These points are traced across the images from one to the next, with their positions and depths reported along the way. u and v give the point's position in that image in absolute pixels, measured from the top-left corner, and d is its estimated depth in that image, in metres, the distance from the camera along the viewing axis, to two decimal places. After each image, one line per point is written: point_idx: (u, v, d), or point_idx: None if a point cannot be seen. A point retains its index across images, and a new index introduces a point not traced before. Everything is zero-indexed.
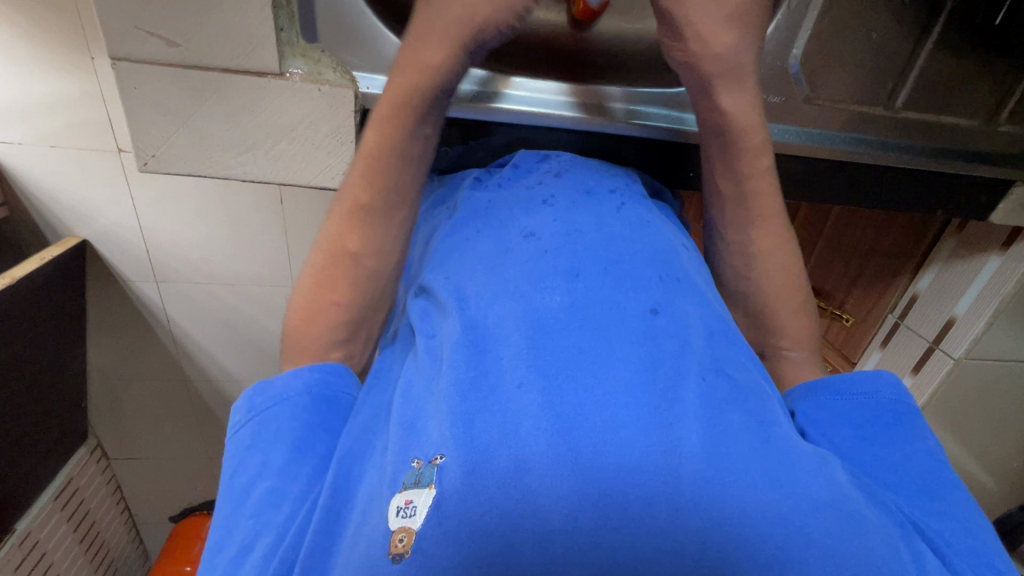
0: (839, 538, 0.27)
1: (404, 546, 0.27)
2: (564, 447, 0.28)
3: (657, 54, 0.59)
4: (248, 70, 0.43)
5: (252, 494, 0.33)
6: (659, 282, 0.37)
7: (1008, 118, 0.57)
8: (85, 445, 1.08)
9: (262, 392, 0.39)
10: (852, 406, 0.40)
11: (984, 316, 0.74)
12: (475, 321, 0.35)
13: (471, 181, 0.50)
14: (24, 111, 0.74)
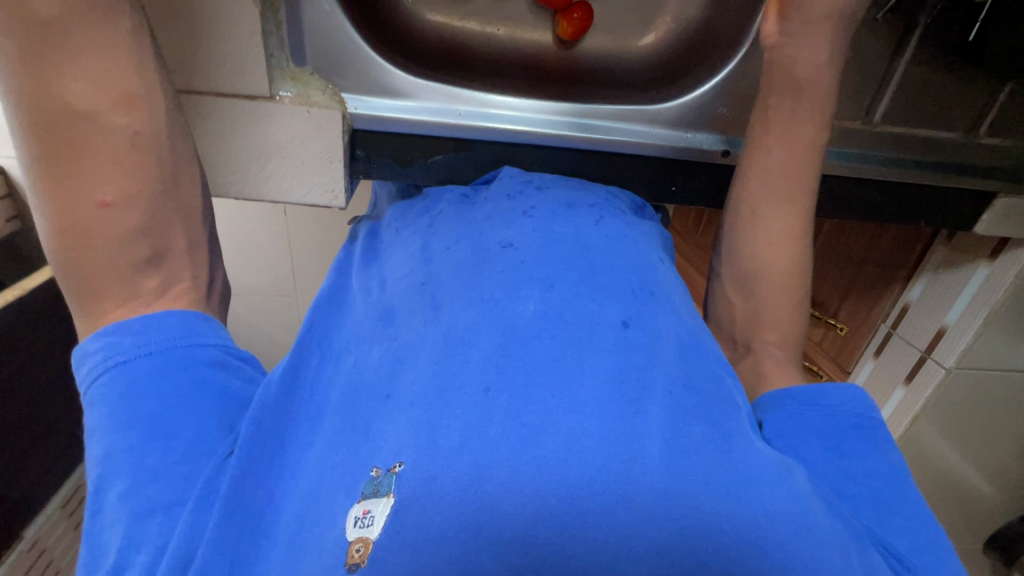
0: (791, 546, 0.29)
1: (361, 556, 0.27)
2: (523, 458, 0.29)
3: (635, 75, 0.61)
4: (240, 94, 0.46)
5: (110, 489, 0.32)
6: (633, 296, 0.38)
7: (988, 130, 0.58)
8: None
9: (83, 362, 0.36)
10: (812, 416, 0.39)
11: (975, 325, 0.74)
12: (448, 327, 0.35)
13: (457, 198, 0.49)
14: None
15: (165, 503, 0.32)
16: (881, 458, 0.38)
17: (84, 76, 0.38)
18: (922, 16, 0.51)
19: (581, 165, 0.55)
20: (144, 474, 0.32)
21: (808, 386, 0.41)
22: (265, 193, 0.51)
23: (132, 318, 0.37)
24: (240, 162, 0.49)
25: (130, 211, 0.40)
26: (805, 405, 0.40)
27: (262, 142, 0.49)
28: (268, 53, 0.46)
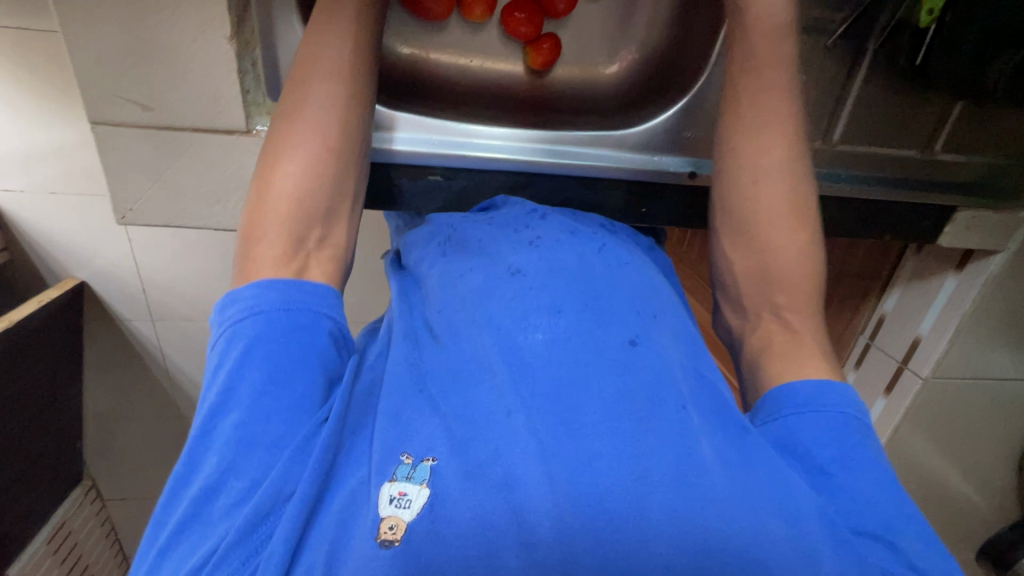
0: (785, 542, 0.31)
1: (394, 534, 0.29)
2: (551, 471, 0.31)
3: (606, 99, 0.64)
4: (215, 129, 0.47)
5: (220, 425, 0.34)
6: (636, 317, 0.41)
7: (945, 146, 0.60)
8: (80, 486, 1.12)
9: (229, 304, 0.38)
10: (809, 423, 0.38)
11: (947, 335, 0.75)
12: (468, 354, 0.38)
13: (460, 219, 0.52)
14: (29, 161, 0.79)
15: (267, 443, 0.33)
16: (883, 471, 0.37)
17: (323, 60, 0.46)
18: (871, 42, 0.54)
19: (556, 188, 0.57)
20: (254, 413, 0.34)
21: (816, 381, 0.40)
22: (244, 225, 0.52)
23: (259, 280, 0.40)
24: (219, 195, 0.50)
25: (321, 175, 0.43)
26: (805, 411, 0.39)
27: (240, 176, 0.49)
28: (245, 90, 0.46)
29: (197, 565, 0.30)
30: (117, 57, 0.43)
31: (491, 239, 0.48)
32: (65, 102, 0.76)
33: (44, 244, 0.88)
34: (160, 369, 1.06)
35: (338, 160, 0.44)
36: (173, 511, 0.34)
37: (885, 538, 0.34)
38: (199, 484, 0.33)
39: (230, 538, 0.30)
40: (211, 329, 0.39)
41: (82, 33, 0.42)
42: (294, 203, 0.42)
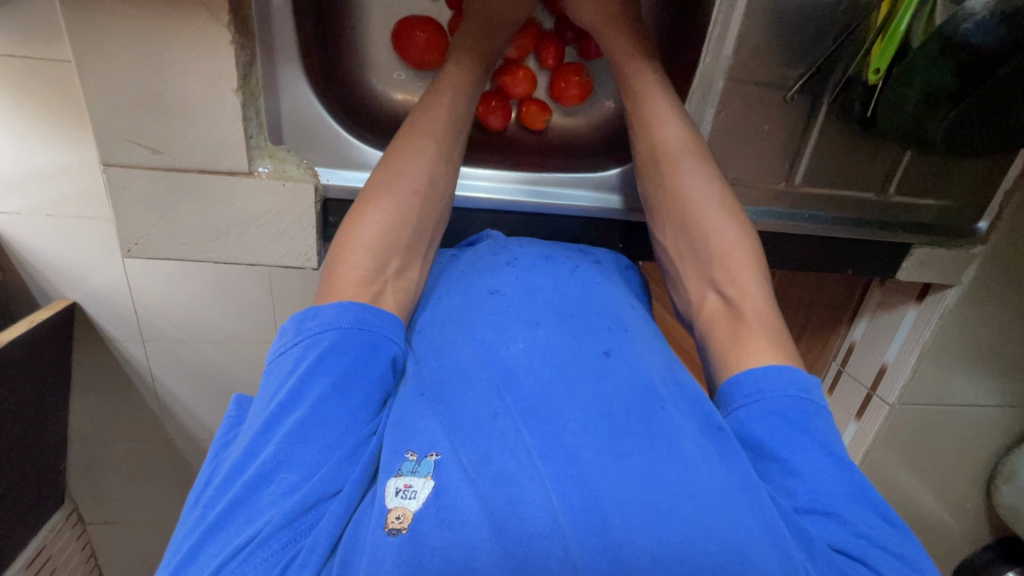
0: (751, 525, 0.35)
1: (401, 523, 0.34)
2: (538, 460, 0.37)
3: (584, 140, 0.68)
4: (221, 171, 0.50)
5: (279, 425, 0.39)
6: (609, 331, 0.48)
7: (897, 189, 0.65)
8: (62, 509, 1.12)
9: (311, 318, 0.46)
10: (755, 413, 0.43)
11: (910, 364, 0.79)
12: (458, 365, 0.45)
13: (449, 257, 0.59)
14: (27, 185, 0.82)
15: (322, 443, 0.39)
16: (825, 450, 0.42)
17: (418, 131, 0.54)
18: (825, 97, 0.59)
19: (536, 224, 0.62)
20: (317, 414, 0.40)
21: (765, 368, 0.45)
22: (243, 258, 0.55)
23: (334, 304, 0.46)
24: (220, 231, 0.53)
25: (403, 226, 0.51)
26: (750, 402, 0.44)
27: (241, 214, 0.53)
28: (249, 135, 0.50)
29: (241, 545, 0.34)
30: (131, 108, 0.47)
31: (474, 268, 0.55)
32: (65, 128, 0.79)
33: (40, 266, 0.90)
34: (148, 391, 1.07)
35: (415, 215, 0.52)
36: (218, 500, 0.37)
37: (834, 514, 0.39)
38: (252, 471, 0.37)
39: (274, 525, 0.35)
40: (279, 344, 0.46)
41: (101, 85, 0.46)
42: (382, 237, 0.50)
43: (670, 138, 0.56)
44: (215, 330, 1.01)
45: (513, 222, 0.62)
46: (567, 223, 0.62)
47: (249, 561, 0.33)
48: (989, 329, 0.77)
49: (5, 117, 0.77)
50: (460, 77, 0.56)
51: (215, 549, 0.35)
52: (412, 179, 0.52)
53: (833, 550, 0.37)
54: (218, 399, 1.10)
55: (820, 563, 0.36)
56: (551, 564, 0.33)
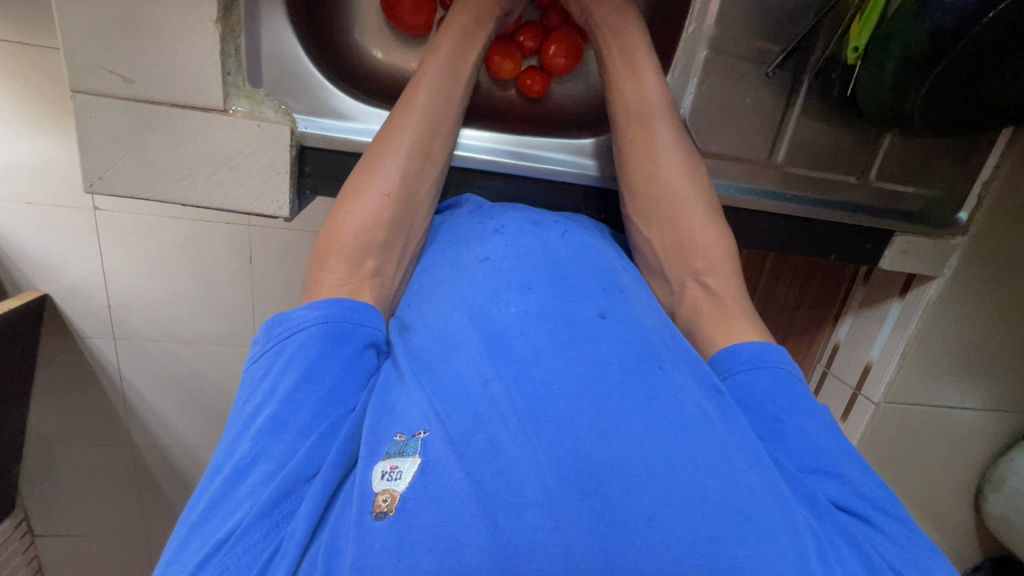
0: (766, 502, 0.32)
1: (388, 505, 0.31)
2: (530, 431, 0.33)
3: (570, 114, 0.69)
4: (194, 106, 0.49)
5: (257, 417, 0.36)
6: (603, 293, 0.44)
7: (879, 175, 0.65)
8: (9, 519, 1.05)
9: (280, 322, 0.42)
10: (756, 380, 0.41)
11: (894, 359, 0.78)
12: (442, 329, 0.41)
13: (438, 220, 0.58)
14: (6, 171, 0.81)
15: (297, 429, 0.35)
16: (822, 415, 0.40)
17: (398, 129, 0.52)
18: (806, 75, 0.60)
19: (522, 189, 0.62)
20: (289, 404, 0.36)
21: (759, 344, 0.44)
22: (213, 202, 0.53)
23: (297, 306, 0.43)
24: (190, 170, 0.51)
25: (379, 225, 0.48)
26: (751, 368, 0.42)
27: (213, 153, 0.51)
28: (226, 71, 0.49)
29: (221, 539, 0.31)
30: (106, 33, 0.46)
31: (463, 234, 0.53)
32: (50, 114, 0.78)
33: (12, 252, 0.87)
34: (112, 391, 1.02)
35: (394, 214, 0.49)
36: (203, 494, 0.35)
37: (834, 472, 0.37)
38: (228, 466, 0.34)
39: (251, 514, 0.31)
40: (251, 354, 0.42)
41: (76, 8, 0.45)
42: (356, 236, 0.47)
43: (657, 139, 0.54)
44: (190, 329, 0.97)
45: (498, 187, 0.62)
46: (551, 189, 0.62)
47: (228, 557, 0.30)
48: (973, 326, 0.76)
49: None
50: (444, 76, 0.55)
51: (190, 551, 0.32)
52: (388, 179, 0.50)
53: (836, 508, 0.36)
54: (188, 404, 1.05)
55: (828, 523, 0.34)
56: (540, 538, 0.28)
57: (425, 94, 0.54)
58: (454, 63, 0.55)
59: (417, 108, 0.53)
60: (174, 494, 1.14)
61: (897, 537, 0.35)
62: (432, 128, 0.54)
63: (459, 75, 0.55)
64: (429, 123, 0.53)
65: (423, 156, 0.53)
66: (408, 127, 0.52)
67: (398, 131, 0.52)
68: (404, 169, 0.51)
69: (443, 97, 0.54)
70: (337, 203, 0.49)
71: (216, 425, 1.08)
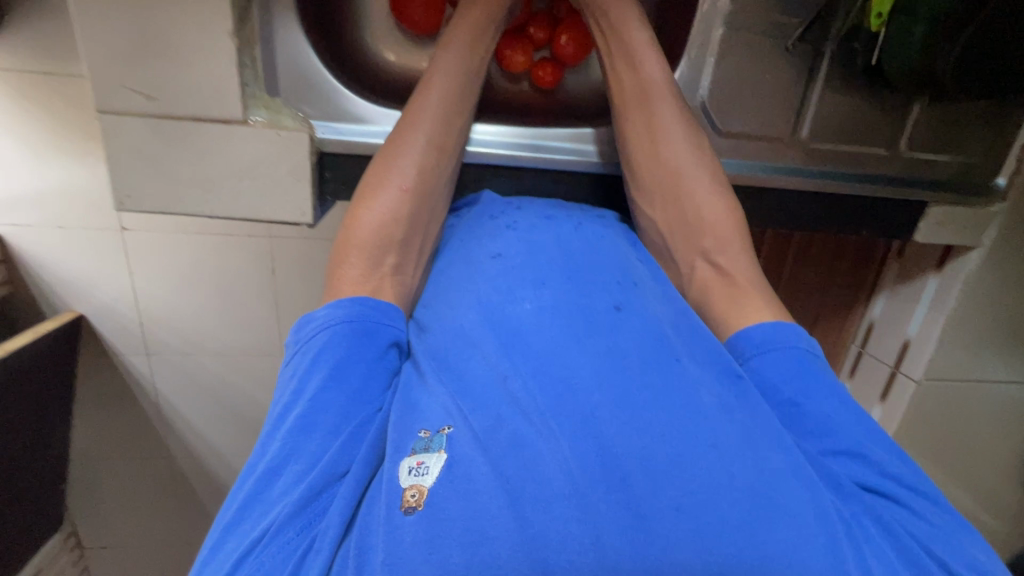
0: (797, 491, 0.31)
1: (416, 500, 0.30)
2: (553, 426, 0.32)
3: (584, 105, 0.68)
4: (214, 118, 0.50)
5: (286, 418, 0.36)
6: (618, 286, 0.43)
7: (909, 145, 0.63)
8: (58, 534, 1.09)
9: (307, 324, 0.42)
10: (770, 364, 0.40)
11: (935, 335, 0.75)
12: (458, 327, 0.41)
13: (449, 221, 0.57)
14: (39, 198, 0.84)
15: (326, 429, 0.35)
16: (842, 396, 0.39)
17: (415, 124, 0.52)
18: (827, 46, 0.58)
19: (538, 183, 0.61)
20: (317, 404, 0.36)
21: (770, 325, 0.42)
22: (238, 213, 0.53)
23: (319, 308, 0.43)
24: (214, 183, 0.52)
25: (398, 219, 0.48)
26: (763, 352, 0.41)
27: (235, 164, 0.52)
28: (243, 82, 0.50)
29: (256, 540, 0.31)
30: (127, 52, 0.47)
31: (476, 232, 0.52)
32: (78, 141, 0.81)
33: (48, 275, 0.90)
34: (150, 406, 1.05)
35: (414, 210, 0.50)
36: (236, 495, 0.35)
37: (859, 453, 0.36)
38: (262, 466, 0.34)
39: (285, 513, 0.31)
40: (283, 357, 0.42)
41: (98, 31, 0.46)
42: (375, 231, 0.47)
43: (671, 125, 0.53)
44: (220, 342, 0.99)
45: (518, 180, 0.61)
46: (572, 179, 0.62)
47: (264, 555, 0.30)
48: (1015, 295, 0.74)
49: (22, 130, 0.79)
50: (456, 67, 0.55)
51: (226, 554, 0.32)
52: (405, 174, 0.50)
53: (862, 489, 0.35)
54: (221, 415, 1.07)
55: (852, 502, 0.33)
56: (569, 529, 0.28)
57: (438, 88, 0.54)
58: (467, 51, 0.55)
59: (430, 104, 0.54)
60: (212, 503, 1.17)
61: (931, 518, 0.34)
62: (446, 121, 0.54)
63: (471, 66, 0.55)
64: (443, 117, 0.53)
65: (438, 150, 0.53)
66: (424, 122, 0.53)
67: (413, 125, 0.52)
68: (421, 164, 0.51)
69: (451, 89, 0.54)
70: (356, 200, 0.50)
71: (249, 435, 1.10)
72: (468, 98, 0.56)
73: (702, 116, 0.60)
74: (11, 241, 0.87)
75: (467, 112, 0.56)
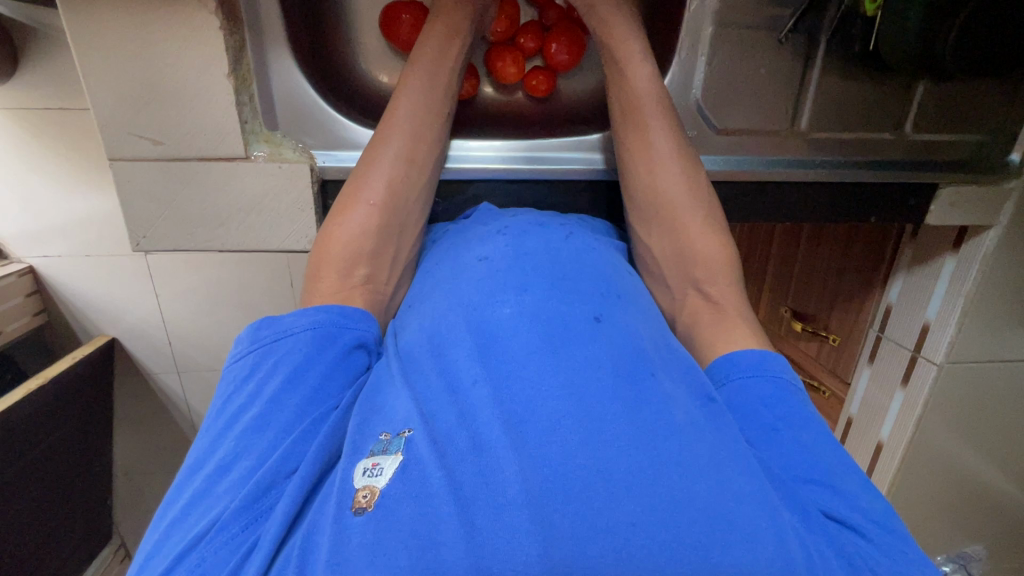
0: (749, 504, 0.31)
1: (367, 501, 0.31)
2: (512, 434, 0.33)
3: (580, 111, 0.69)
4: (218, 157, 0.52)
5: (242, 418, 0.37)
6: (600, 297, 0.44)
7: (915, 128, 0.62)
8: (109, 546, 1.10)
9: (268, 325, 0.43)
10: (753, 387, 0.40)
11: (954, 319, 0.74)
12: (438, 331, 0.42)
13: (444, 230, 0.59)
14: (66, 229, 0.88)
15: (279, 427, 0.37)
16: (820, 425, 0.39)
17: (385, 138, 0.53)
18: (822, 36, 0.57)
19: (535, 193, 0.62)
20: (273, 404, 0.37)
21: (758, 351, 0.42)
22: (248, 244, 0.55)
23: (285, 312, 0.44)
24: (223, 218, 0.54)
25: (365, 233, 0.49)
26: (751, 376, 0.41)
27: (241, 199, 0.54)
28: (243, 120, 0.52)
29: (200, 533, 0.32)
30: (131, 100, 0.49)
31: (466, 237, 0.54)
32: (97, 171, 0.85)
33: (78, 301, 0.94)
34: (181, 419, 1.09)
35: (381, 223, 0.51)
36: (185, 489, 0.36)
37: (828, 483, 0.35)
38: (213, 464, 0.35)
39: (232, 508, 0.32)
40: (234, 353, 0.43)
41: (105, 83, 0.48)
42: (344, 247, 0.48)
43: (660, 139, 0.54)
44: None
45: (516, 192, 0.62)
46: (569, 188, 0.63)
47: (207, 548, 0.31)
48: None
49: (45, 166, 0.83)
50: (422, 81, 0.55)
51: (171, 546, 0.33)
52: (372, 189, 0.51)
53: (826, 517, 0.34)
54: None
55: (817, 532, 0.33)
56: (517, 539, 0.28)
57: (406, 103, 0.54)
58: (437, 66, 0.55)
59: (399, 120, 0.54)
60: None
61: (889, 550, 0.33)
62: (416, 135, 0.54)
63: (444, 83, 0.56)
64: (413, 131, 0.54)
65: (404, 159, 0.53)
66: (393, 135, 0.53)
67: (382, 138, 0.53)
68: (393, 172, 0.52)
69: (421, 103, 0.55)
70: (330, 214, 0.52)
71: None
72: (443, 113, 0.56)
73: (698, 118, 0.60)
74: (42, 273, 0.91)
75: (439, 125, 0.56)
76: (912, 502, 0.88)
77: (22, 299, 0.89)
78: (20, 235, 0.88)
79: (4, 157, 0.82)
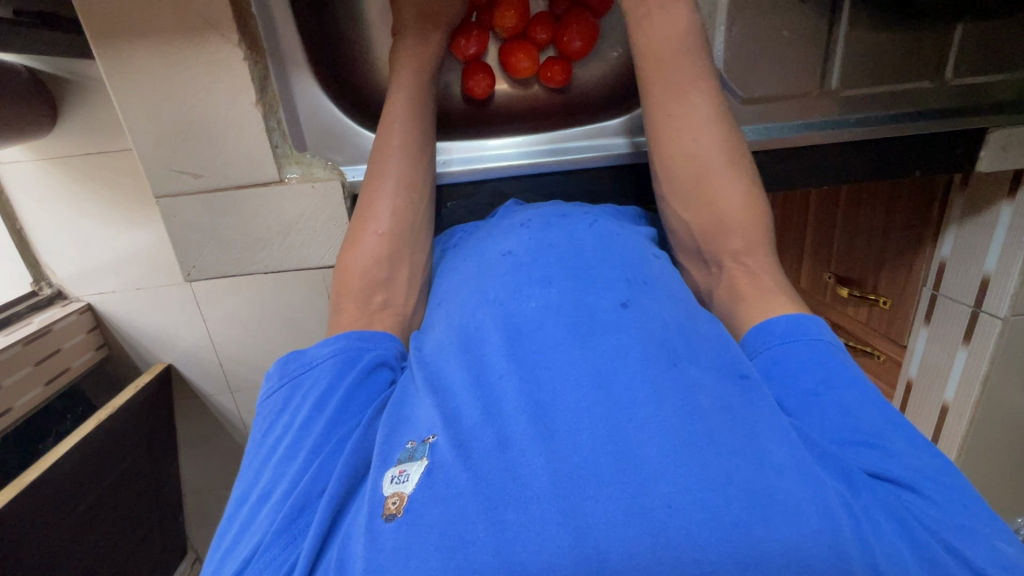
0: (788, 483, 0.30)
1: (397, 507, 0.31)
2: (541, 427, 0.33)
3: (598, 96, 0.68)
4: (254, 182, 0.54)
5: (277, 447, 0.38)
6: (625, 284, 0.44)
7: (956, 73, 0.58)
8: (186, 560, 1.14)
9: (295, 359, 0.44)
10: (790, 354, 0.39)
11: (1015, 270, 0.69)
12: (467, 326, 0.43)
13: (468, 229, 0.59)
14: (117, 265, 0.93)
15: (308, 449, 0.37)
16: (864, 386, 0.37)
17: (383, 170, 0.54)
18: None
19: (563, 184, 0.63)
20: (302, 431, 0.38)
21: (791, 316, 0.42)
22: (290, 264, 0.57)
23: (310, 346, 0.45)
24: (264, 241, 0.56)
25: (378, 260, 0.50)
26: (786, 343, 0.40)
27: (278, 221, 0.56)
28: (274, 145, 0.54)
29: (246, 558, 0.33)
30: (170, 139, 0.52)
31: (491, 232, 0.54)
32: (139, 208, 0.89)
33: (134, 333, 0.99)
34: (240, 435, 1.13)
35: (391, 249, 0.51)
36: (232, 520, 0.37)
37: (878, 444, 0.34)
38: (254, 494, 0.36)
39: (271, 531, 0.33)
40: (265, 389, 0.44)
41: (144, 125, 0.51)
42: (362, 273, 0.49)
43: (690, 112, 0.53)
44: None
45: (542, 185, 0.63)
46: (593, 174, 0.63)
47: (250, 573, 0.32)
48: None
49: (93, 209, 0.88)
50: (402, 115, 0.55)
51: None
52: (377, 222, 0.51)
53: (874, 480, 0.33)
54: None
55: (866, 497, 0.31)
56: (547, 531, 0.28)
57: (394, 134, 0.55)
58: None
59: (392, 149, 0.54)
60: None
61: (949, 507, 0.31)
62: (414, 162, 0.55)
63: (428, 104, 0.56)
64: (410, 157, 0.54)
65: (405, 187, 0.53)
66: (388, 166, 0.54)
67: (378, 171, 0.54)
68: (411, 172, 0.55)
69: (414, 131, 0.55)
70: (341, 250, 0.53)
71: None
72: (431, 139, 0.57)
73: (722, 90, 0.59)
74: (101, 310, 0.97)
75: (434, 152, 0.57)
76: (981, 462, 0.84)
77: (83, 335, 0.95)
78: (76, 277, 0.94)
79: (56, 206, 0.88)
